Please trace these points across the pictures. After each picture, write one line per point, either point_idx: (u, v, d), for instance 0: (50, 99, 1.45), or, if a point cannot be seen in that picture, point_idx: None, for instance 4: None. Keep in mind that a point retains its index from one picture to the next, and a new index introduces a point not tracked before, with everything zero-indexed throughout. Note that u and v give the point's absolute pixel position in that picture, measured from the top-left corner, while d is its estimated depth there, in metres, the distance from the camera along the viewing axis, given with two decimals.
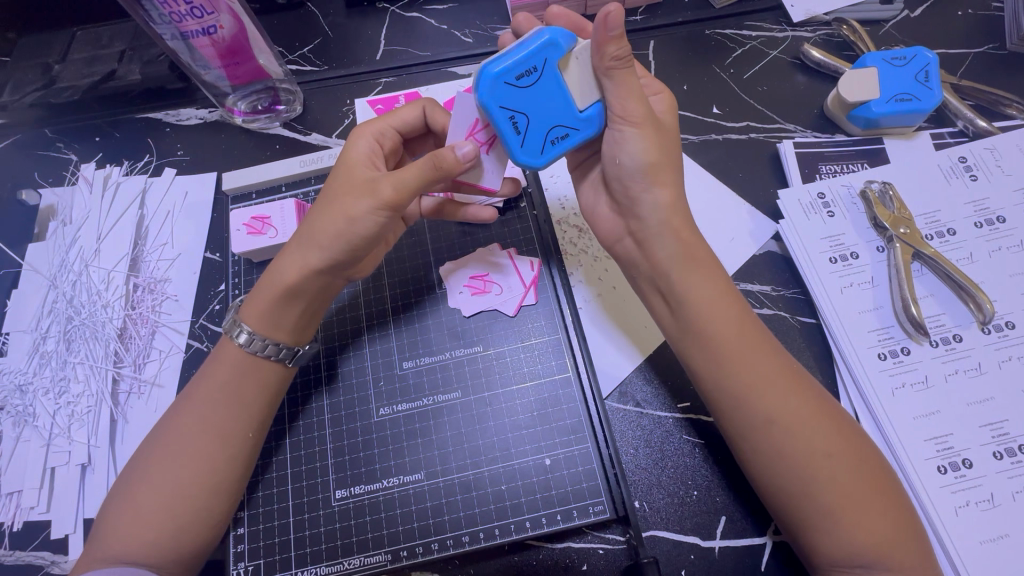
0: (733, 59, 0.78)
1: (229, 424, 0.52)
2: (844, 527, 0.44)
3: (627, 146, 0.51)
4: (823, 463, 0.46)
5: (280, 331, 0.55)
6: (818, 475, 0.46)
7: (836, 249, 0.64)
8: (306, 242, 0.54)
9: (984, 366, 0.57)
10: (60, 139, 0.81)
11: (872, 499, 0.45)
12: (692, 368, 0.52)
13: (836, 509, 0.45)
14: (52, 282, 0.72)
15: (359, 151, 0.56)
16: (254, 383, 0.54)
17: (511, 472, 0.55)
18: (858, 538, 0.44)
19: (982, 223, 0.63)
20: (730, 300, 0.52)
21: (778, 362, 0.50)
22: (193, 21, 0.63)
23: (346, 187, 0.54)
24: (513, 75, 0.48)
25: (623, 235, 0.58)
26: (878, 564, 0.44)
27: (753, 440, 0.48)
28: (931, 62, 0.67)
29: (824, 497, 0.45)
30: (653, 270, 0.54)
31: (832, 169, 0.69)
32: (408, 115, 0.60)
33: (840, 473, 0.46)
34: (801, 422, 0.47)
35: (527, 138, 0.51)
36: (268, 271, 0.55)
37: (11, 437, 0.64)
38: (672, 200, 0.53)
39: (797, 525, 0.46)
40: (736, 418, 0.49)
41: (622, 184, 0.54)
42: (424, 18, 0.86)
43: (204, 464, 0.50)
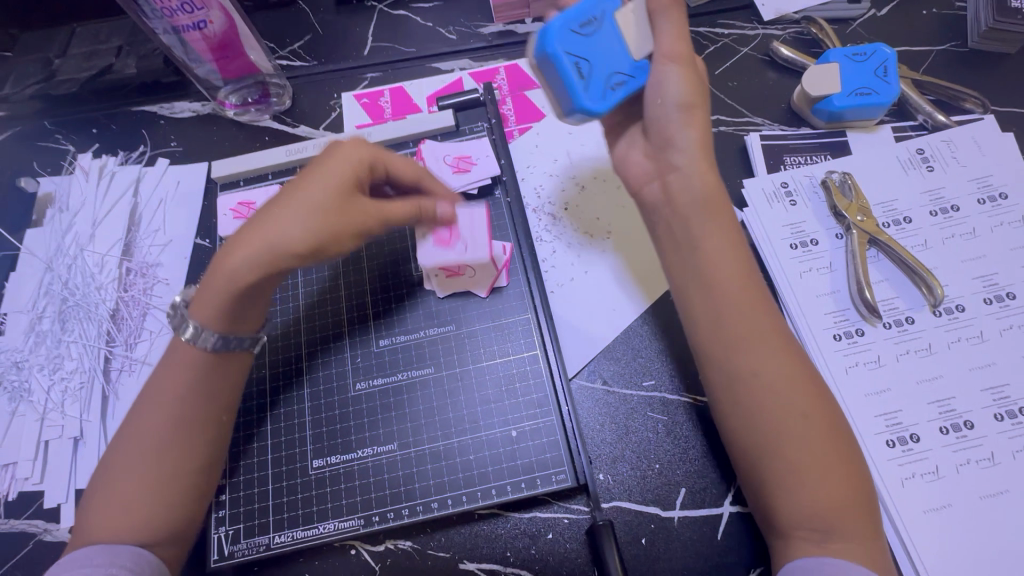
0: (705, 56, 0.81)
1: (205, 414, 0.54)
2: (809, 492, 0.47)
3: (669, 80, 0.53)
4: (797, 422, 0.48)
5: (238, 325, 0.55)
6: (790, 429, 0.48)
7: (797, 236, 0.66)
8: (267, 243, 0.51)
9: (934, 346, 0.60)
10: (60, 131, 0.85)
11: (834, 459, 0.48)
12: (689, 314, 0.54)
13: (798, 465, 0.47)
14: (48, 265, 0.75)
15: (344, 174, 0.53)
16: (225, 374, 0.55)
17: (480, 443, 0.58)
18: (815, 495, 0.47)
19: (937, 211, 0.66)
20: (739, 263, 0.52)
21: (772, 317, 0.51)
22: (185, 16, 0.68)
23: (310, 185, 0.52)
24: (578, 24, 0.52)
25: (652, 178, 0.58)
26: (827, 520, 0.46)
27: (743, 389, 0.50)
28: (888, 58, 0.70)
29: (789, 453, 0.48)
30: (670, 213, 0.55)
31: (796, 160, 0.72)
32: (405, 168, 0.59)
33: (822, 441, 0.48)
34: (786, 380, 0.49)
35: (590, 83, 0.52)
36: (219, 259, 0.52)
37: (8, 411, 0.67)
38: (700, 140, 0.54)
39: (762, 483, 0.49)
40: (731, 376, 0.50)
41: (660, 123, 0.55)
42: (411, 15, 0.90)
43: (184, 453, 0.52)
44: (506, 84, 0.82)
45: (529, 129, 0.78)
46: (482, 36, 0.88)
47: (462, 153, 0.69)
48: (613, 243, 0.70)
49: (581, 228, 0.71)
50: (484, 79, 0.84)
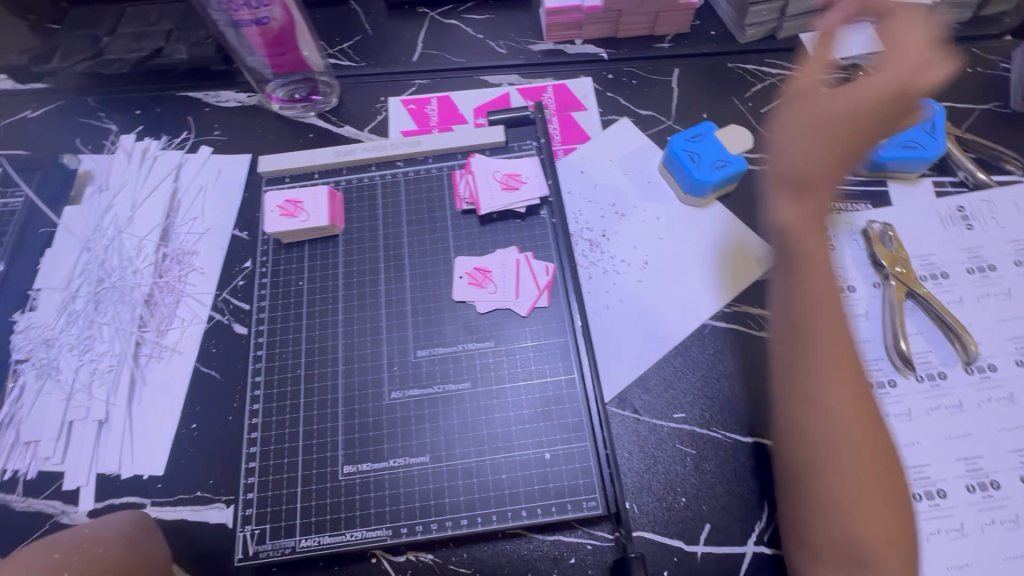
0: (752, 93, 0.82)
1: None
2: (863, 536, 0.48)
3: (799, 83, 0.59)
4: (846, 459, 0.50)
5: None
6: (838, 465, 0.50)
7: (835, 282, 0.67)
8: None
9: (964, 404, 0.61)
10: (102, 109, 0.85)
11: (875, 502, 0.49)
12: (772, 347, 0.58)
13: (842, 499, 0.49)
14: (85, 244, 0.74)
15: None
16: None
17: (512, 462, 0.58)
18: (853, 532, 0.48)
19: (973, 269, 0.67)
20: (836, 316, 0.55)
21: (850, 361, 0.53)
22: (247, 12, 0.69)
23: None
24: (689, 135, 0.73)
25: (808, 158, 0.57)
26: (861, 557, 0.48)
27: (807, 421, 0.52)
28: (938, 114, 0.72)
29: (833, 488, 0.50)
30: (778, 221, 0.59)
31: (837, 206, 0.73)
32: None
33: (887, 490, 0.49)
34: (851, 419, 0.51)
35: (700, 166, 0.71)
36: None
37: (34, 388, 0.67)
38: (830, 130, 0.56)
39: (805, 510, 0.51)
40: (814, 407, 0.52)
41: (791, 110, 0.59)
42: (461, 25, 0.91)
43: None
44: (553, 103, 0.83)
45: (574, 150, 0.79)
46: (531, 52, 0.88)
47: (512, 171, 0.69)
48: (650, 273, 0.70)
49: (619, 256, 0.71)
50: (532, 96, 0.85)
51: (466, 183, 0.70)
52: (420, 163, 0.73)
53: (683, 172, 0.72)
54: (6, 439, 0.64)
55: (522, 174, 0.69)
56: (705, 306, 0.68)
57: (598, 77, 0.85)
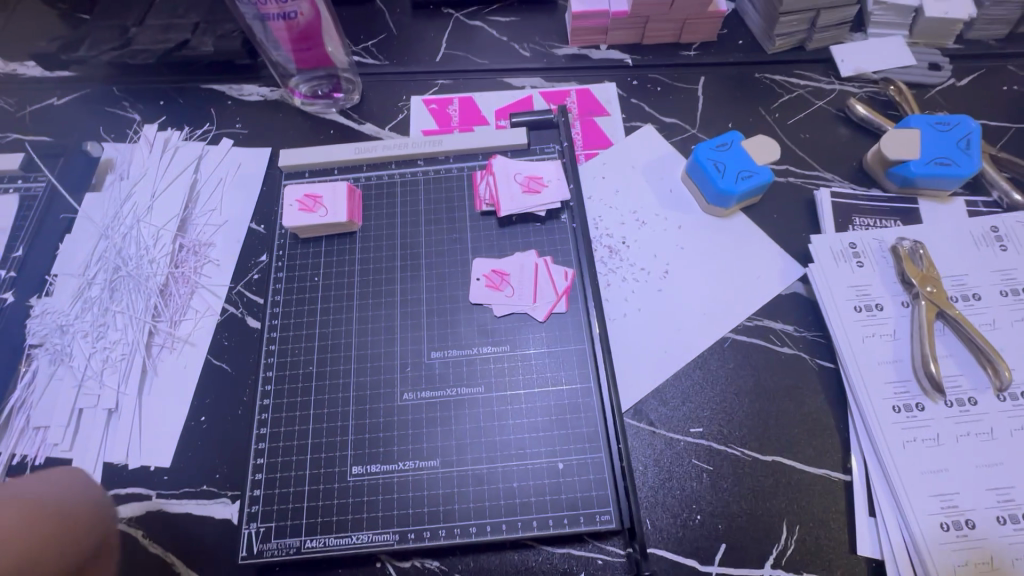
0: (779, 104, 0.81)
1: None
2: None
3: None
4: None
5: None
6: None
7: (862, 299, 0.65)
8: None
9: (995, 431, 0.58)
10: (127, 99, 0.86)
11: None
12: None
13: None
14: (104, 232, 0.74)
15: None
16: None
17: (524, 471, 0.57)
18: None
19: (1007, 292, 0.65)
20: None
21: None
22: (275, 6, 0.68)
23: None
24: (716, 143, 0.72)
25: None
26: None
27: None
28: (972, 130, 0.70)
29: None
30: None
31: (864, 222, 0.71)
32: None
33: None
34: None
35: (724, 176, 0.69)
36: None
37: (46, 374, 0.67)
38: None
39: None
40: None
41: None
42: (485, 27, 0.91)
43: None
44: (576, 107, 0.82)
45: (596, 155, 0.78)
46: (555, 56, 0.88)
47: (533, 174, 0.68)
48: (670, 282, 0.69)
49: (639, 264, 0.70)
50: (554, 99, 0.84)
51: (486, 185, 0.69)
52: (441, 163, 0.72)
53: (707, 181, 0.71)
54: (16, 424, 0.64)
55: (542, 177, 0.68)
56: (727, 318, 0.67)
57: (622, 83, 0.84)
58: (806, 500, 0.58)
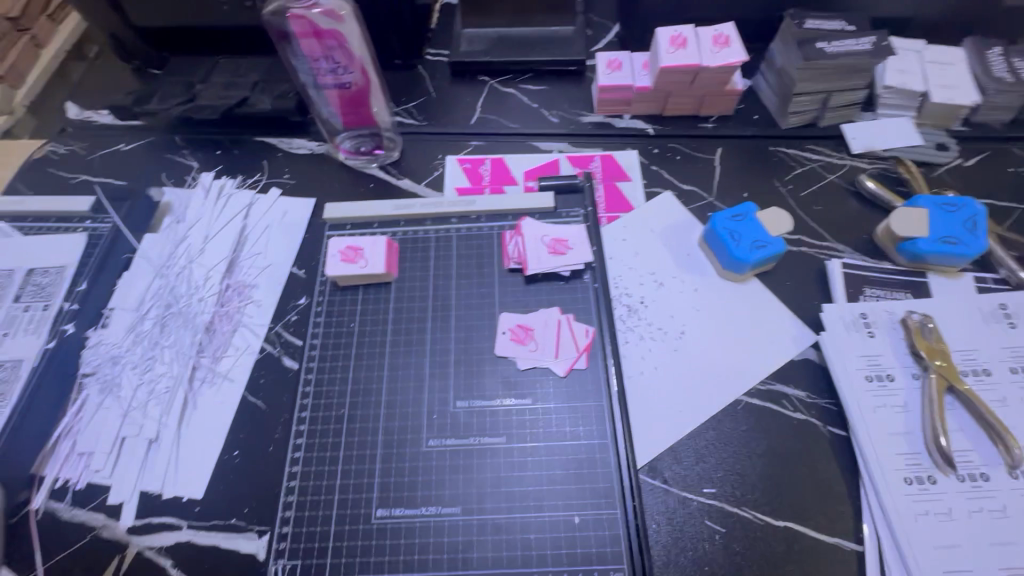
0: (793, 177, 0.86)
1: None
2: None
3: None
4: None
5: None
6: None
7: (874, 369, 0.67)
8: None
9: (1009, 509, 0.59)
10: (188, 148, 0.94)
11: None
12: None
13: None
14: (159, 270, 0.80)
15: None
16: None
17: (541, 523, 0.58)
18: None
19: (1017, 369, 0.66)
20: None
21: None
22: (331, 76, 0.78)
23: None
24: (731, 214, 0.76)
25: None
26: None
27: None
28: (978, 212, 0.73)
29: None
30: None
31: (876, 293, 0.74)
32: None
33: None
34: None
35: (740, 244, 0.74)
36: None
37: (94, 402, 0.71)
38: None
39: None
40: None
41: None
42: (517, 94, 0.98)
43: None
44: (600, 172, 0.88)
45: (618, 218, 0.83)
46: (581, 123, 0.94)
47: (560, 237, 0.73)
48: (686, 342, 0.72)
49: (656, 323, 0.73)
50: (580, 163, 0.90)
51: (514, 244, 0.74)
52: (473, 221, 0.77)
53: (723, 249, 0.75)
54: (63, 448, 0.68)
55: (567, 240, 0.73)
56: (741, 380, 0.69)
57: (644, 151, 0.90)
58: (818, 568, 0.59)
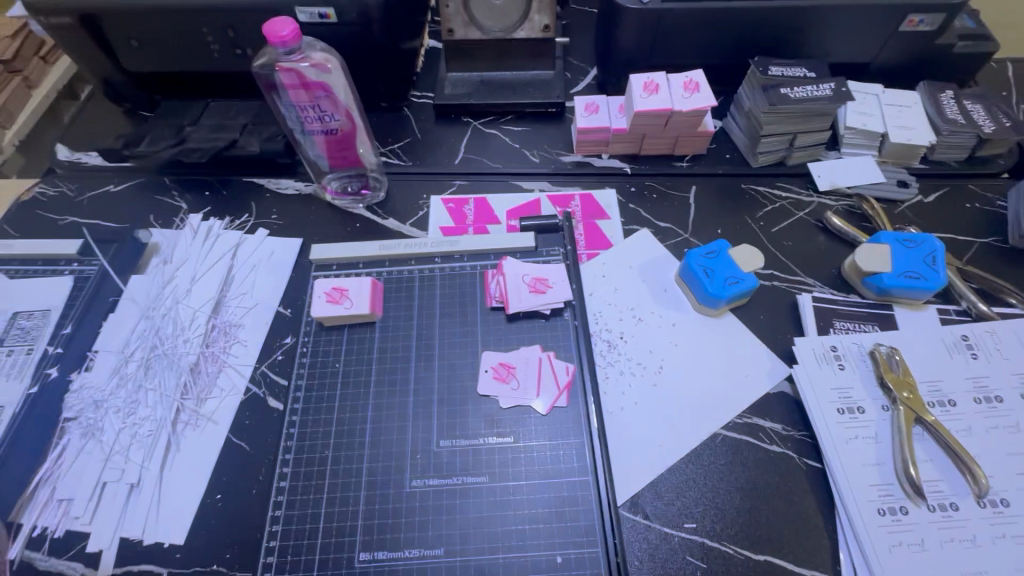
0: (763, 213, 0.90)
1: None
2: None
3: None
4: None
5: None
6: None
7: (845, 402, 0.69)
8: None
9: (979, 539, 0.61)
10: (177, 189, 0.96)
11: None
12: None
13: None
14: (145, 312, 0.81)
15: None
16: None
17: (524, 563, 0.59)
18: None
19: (980, 399, 0.69)
20: None
21: None
22: (318, 122, 0.81)
23: None
24: (704, 252, 0.79)
25: None
26: None
27: None
28: (937, 247, 0.77)
29: None
30: None
31: (845, 326, 0.77)
32: None
33: None
34: None
35: (713, 280, 0.76)
36: None
37: (76, 448, 0.71)
38: None
39: None
40: None
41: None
42: (500, 135, 1.02)
43: None
44: (580, 210, 0.91)
45: (597, 255, 0.86)
46: (561, 162, 0.98)
47: (540, 274, 0.75)
48: (664, 377, 0.74)
49: (635, 359, 0.75)
50: (560, 202, 0.93)
51: (496, 283, 0.76)
52: (456, 260, 0.79)
53: (697, 285, 0.77)
54: (42, 496, 0.68)
55: (548, 278, 0.75)
56: (718, 414, 0.71)
57: (621, 189, 0.94)
58: None
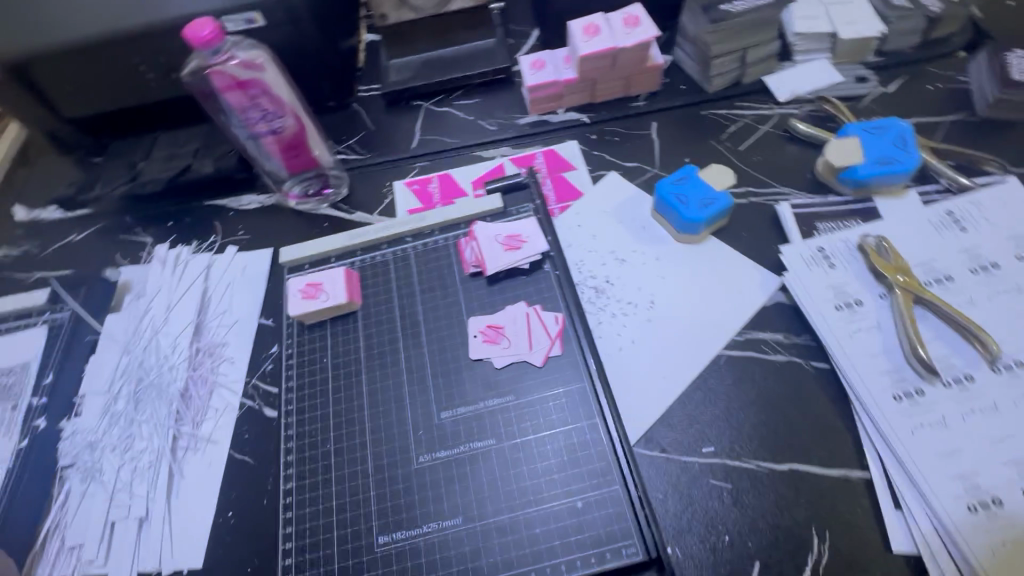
0: (729, 134, 0.88)
1: None
2: None
3: None
4: None
5: None
6: None
7: (842, 298, 0.68)
8: None
9: (1000, 405, 0.59)
10: (139, 225, 0.94)
11: None
12: None
13: None
14: (126, 348, 0.79)
15: None
16: None
17: (546, 515, 0.58)
18: None
19: (976, 269, 0.68)
20: None
21: None
22: (263, 124, 0.80)
23: None
24: (674, 179, 0.78)
25: None
26: None
27: None
28: (906, 129, 0.76)
29: None
30: None
31: (829, 226, 0.75)
32: None
33: None
34: None
35: (688, 206, 0.75)
36: None
37: (78, 493, 0.69)
38: None
39: None
40: None
41: None
42: (453, 111, 1.01)
43: None
44: (545, 167, 0.90)
45: (569, 206, 0.84)
46: (518, 125, 0.97)
47: (514, 232, 0.74)
48: (657, 311, 0.72)
49: (626, 299, 0.74)
50: (524, 163, 0.91)
51: (471, 249, 0.74)
52: (427, 236, 0.78)
53: (673, 214, 0.76)
54: (52, 547, 0.66)
55: (522, 234, 0.73)
56: (716, 335, 0.69)
57: (583, 139, 0.92)
58: (830, 503, 0.58)
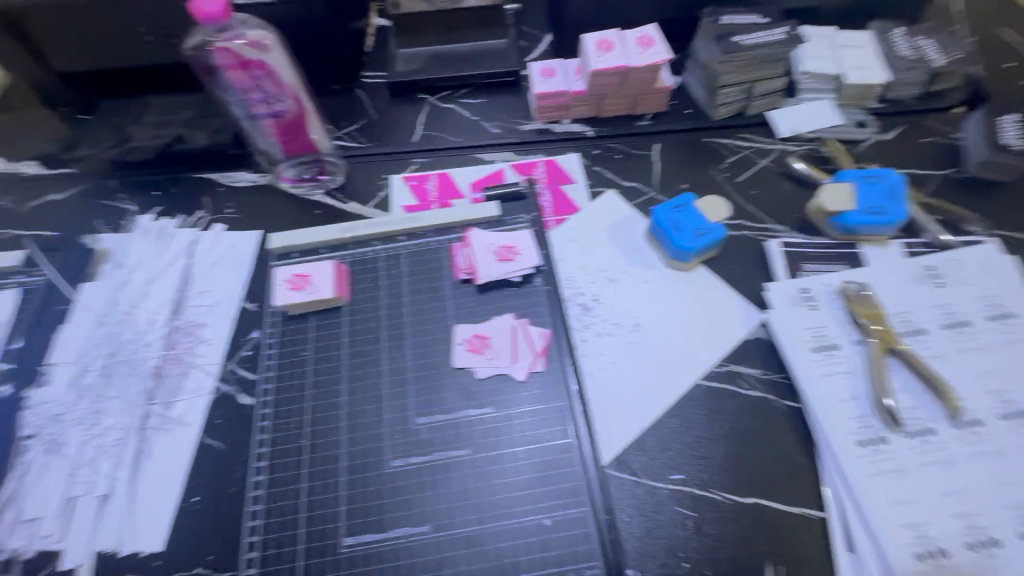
0: (728, 164, 0.89)
1: None
2: None
3: None
4: None
5: None
6: None
7: (819, 341, 0.70)
8: None
9: (956, 460, 0.62)
10: (122, 191, 0.91)
11: None
12: None
13: None
14: (101, 320, 0.77)
15: None
16: None
17: (514, 530, 0.58)
18: None
19: (949, 325, 0.70)
20: None
21: None
22: (263, 105, 0.78)
23: None
24: (671, 205, 0.78)
25: None
26: None
27: None
28: (897, 181, 0.78)
29: None
30: None
31: (814, 268, 0.77)
32: None
33: None
34: None
35: (681, 234, 0.76)
36: None
37: (39, 465, 0.68)
38: None
39: None
40: None
41: None
42: (457, 108, 0.99)
43: None
44: (545, 177, 0.89)
45: (565, 220, 0.84)
46: (522, 131, 0.96)
47: (507, 243, 0.74)
48: (641, 334, 0.73)
49: (611, 319, 0.75)
50: (524, 171, 0.91)
51: (463, 255, 0.74)
52: (421, 236, 0.77)
53: (666, 240, 0.77)
54: (7, 518, 0.65)
55: (515, 245, 0.74)
56: (695, 364, 0.71)
57: (585, 153, 0.92)
58: (788, 540, 0.61)
